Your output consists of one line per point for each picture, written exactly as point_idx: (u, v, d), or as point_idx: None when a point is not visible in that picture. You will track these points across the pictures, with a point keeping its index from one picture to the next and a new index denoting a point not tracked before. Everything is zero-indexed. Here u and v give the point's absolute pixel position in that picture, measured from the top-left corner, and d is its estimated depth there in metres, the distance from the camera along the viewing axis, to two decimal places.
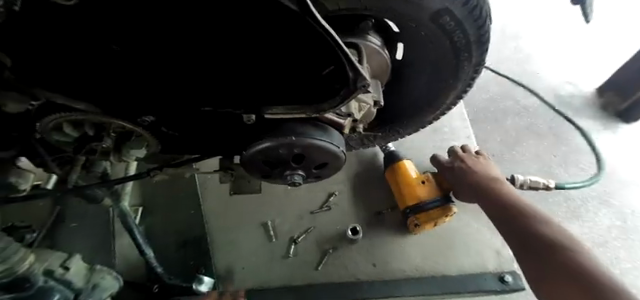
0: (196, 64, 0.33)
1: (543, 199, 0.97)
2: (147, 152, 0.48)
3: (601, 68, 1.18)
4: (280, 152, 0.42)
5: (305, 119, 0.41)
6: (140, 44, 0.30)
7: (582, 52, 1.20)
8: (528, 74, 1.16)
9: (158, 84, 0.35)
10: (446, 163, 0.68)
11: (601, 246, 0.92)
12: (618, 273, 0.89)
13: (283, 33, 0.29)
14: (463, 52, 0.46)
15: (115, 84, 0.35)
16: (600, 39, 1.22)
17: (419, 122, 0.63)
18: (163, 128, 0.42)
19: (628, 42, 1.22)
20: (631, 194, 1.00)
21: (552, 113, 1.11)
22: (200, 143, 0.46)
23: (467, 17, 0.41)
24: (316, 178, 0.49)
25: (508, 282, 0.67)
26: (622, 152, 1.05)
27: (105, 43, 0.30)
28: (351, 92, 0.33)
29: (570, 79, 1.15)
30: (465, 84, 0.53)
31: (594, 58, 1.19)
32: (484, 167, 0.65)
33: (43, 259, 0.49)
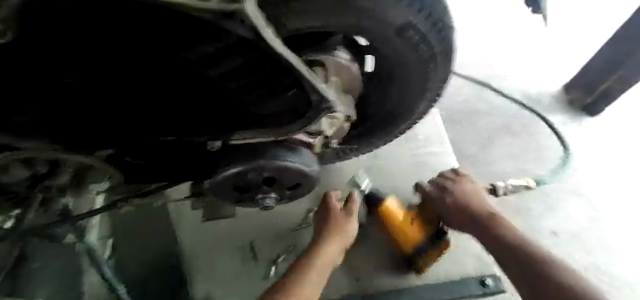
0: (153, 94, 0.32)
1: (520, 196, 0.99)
2: (110, 184, 0.45)
3: (564, 66, 1.23)
4: (249, 176, 0.40)
5: (273, 141, 0.40)
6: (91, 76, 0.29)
7: (547, 51, 1.24)
8: (498, 75, 1.20)
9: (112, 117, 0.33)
10: (433, 194, 0.62)
11: (574, 237, 0.95)
12: (592, 262, 0.93)
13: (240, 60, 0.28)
14: (429, 63, 0.46)
15: (64, 121, 0.33)
16: (562, 37, 1.28)
17: (392, 133, 0.63)
18: (125, 158, 0.40)
19: (587, 40, 1.28)
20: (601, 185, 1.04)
21: (522, 111, 1.14)
22: (167, 171, 0.44)
23: (431, 30, 0.41)
24: (290, 199, 0.48)
25: (489, 286, 0.67)
26: (591, 145, 1.09)
27: (52, 78, 0.28)
28: (316, 114, 0.32)
29: (537, 78, 1.20)
30: (434, 94, 0.54)
31: (558, 57, 1.24)
32: (472, 196, 0.61)
33: None
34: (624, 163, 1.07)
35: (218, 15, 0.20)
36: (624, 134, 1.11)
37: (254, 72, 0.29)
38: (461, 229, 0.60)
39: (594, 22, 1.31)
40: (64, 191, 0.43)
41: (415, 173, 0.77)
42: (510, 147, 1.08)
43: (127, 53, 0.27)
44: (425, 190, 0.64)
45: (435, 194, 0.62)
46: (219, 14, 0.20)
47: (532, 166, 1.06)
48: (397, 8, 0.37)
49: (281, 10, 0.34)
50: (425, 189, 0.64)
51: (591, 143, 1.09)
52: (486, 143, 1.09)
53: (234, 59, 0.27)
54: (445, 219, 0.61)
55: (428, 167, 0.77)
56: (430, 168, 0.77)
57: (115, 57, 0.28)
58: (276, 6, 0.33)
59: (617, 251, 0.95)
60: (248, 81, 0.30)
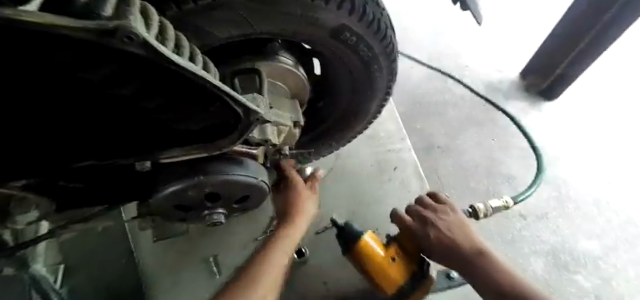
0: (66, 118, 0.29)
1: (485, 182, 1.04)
2: (40, 213, 0.42)
3: (520, 54, 1.27)
4: (190, 194, 0.38)
5: (214, 155, 0.38)
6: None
7: (504, 41, 1.29)
8: (459, 66, 1.23)
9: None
10: (417, 230, 0.58)
11: (539, 219, 0.99)
12: (558, 240, 0.97)
13: None
14: (372, 64, 0.46)
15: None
16: (515, 27, 1.32)
17: (348, 135, 0.63)
18: (52, 185, 0.37)
19: (539, 28, 1.33)
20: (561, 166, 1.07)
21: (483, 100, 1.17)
22: (104, 193, 0.41)
23: (367, 32, 0.40)
24: (243, 211, 0.46)
25: (454, 278, 0.68)
26: (551, 128, 1.13)
27: None
28: (246, 127, 0.31)
29: (496, 67, 1.23)
30: (384, 93, 0.53)
31: (513, 45, 1.28)
32: (456, 228, 0.57)
33: None
34: (581, 143, 1.11)
35: (95, 35, 0.18)
36: (580, 115, 1.16)
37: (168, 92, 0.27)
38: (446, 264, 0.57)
39: (545, 11, 1.37)
40: None
41: (378, 171, 0.76)
42: (475, 136, 1.11)
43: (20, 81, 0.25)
44: (406, 222, 0.59)
45: (417, 228, 0.58)
46: (93, 33, 0.18)
47: (498, 152, 1.09)
48: (327, 12, 0.36)
49: (202, 20, 0.33)
50: (406, 222, 0.59)
51: (550, 127, 1.13)
52: (453, 135, 1.10)
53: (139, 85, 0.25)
54: (430, 254, 0.57)
55: (391, 164, 0.77)
56: (392, 165, 0.77)
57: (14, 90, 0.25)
58: (196, 15, 0.33)
59: (580, 228, 0.99)
60: (165, 100, 0.27)
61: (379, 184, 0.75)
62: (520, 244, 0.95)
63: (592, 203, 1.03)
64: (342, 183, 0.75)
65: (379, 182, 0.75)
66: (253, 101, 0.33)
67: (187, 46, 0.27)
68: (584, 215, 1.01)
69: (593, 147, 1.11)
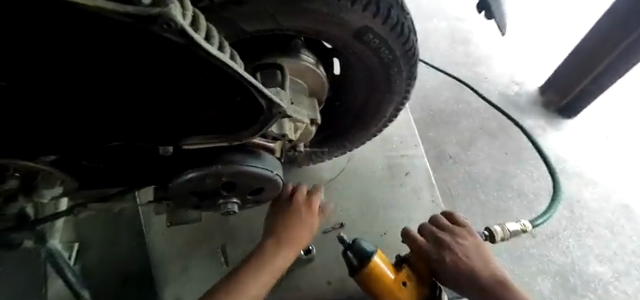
0: (98, 101, 0.31)
1: (495, 195, 1.03)
2: (63, 190, 0.44)
3: (540, 70, 1.26)
4: (207, 182, 0.39)
5: (234, 146, 0.40)
6: (27, 83, 0.28)
7: (526, 54, 1.29)
8: (478, 76, 1.23)
9: (49, 126, 0.31)
10: (432, 252, 0.58)
11: (549, 237, 0.98)
12: (567, 261, 0.95)
13: (180, 64, 0.28)
14: (392, 67, 0.46)
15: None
16: (536, 43, 1.31)
17: (362, 136, 0.63)
18: (80, 162, 0.38)
19: (561, 44, 1.32)
20: (576, 185, 1.05)
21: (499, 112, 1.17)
22: (124, 175, 0.43)
23: (390, 36, 0.41)
24: (256, 204, 0.47)
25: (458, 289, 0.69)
26: (568, 146, 1.11)
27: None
28: (267, 120, 0.32)
29: (515, 80, 1.23)
30: (402, 97, 0.54)
31: (532, 61, 1.27)
32: (473, 252, 0.58)
33: None
34: (598, 164, 1.09)
35: (136, 18, 0.19)
36: (599, 135, 1.14)
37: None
38: (459, 288, 0.58)
39: (570, 26, 1.36)
40: (14, 197, 0.42)
41: (390, 175, 0.77)
42: (489, 148, 1.10)
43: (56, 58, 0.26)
44: (420, 243, 0.60)
45: (432, 250, 0.59)
46: (136, 17, 0.19)
47: (511, 166, 1.08)
48: (352, 14, 0.37)
49: (231, 12, 0.34)
50: (420, 243, 0.60)
51: (567, 145, 1.11)
52: (466, 146, 1.10)
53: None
54: (444, 278, 0.58)
55: (403, 169, 0.77)
56: (404, 170, 0.77)
57: (47, 67, 0.27)
58: (227, 6, 0.34)
59: (591, 250, 0.97)
60: None
61: (389, 188, 0.75)
62: (527, 261, 0.93)
63: (605, 225, 1.01)
64: (352, 184, 0.76)
65: (389, 186, 0.75)
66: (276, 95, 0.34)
67: (216, 36, 0.28)
68: (597, 236, 0.99)
69: (611, 169, 1.09)
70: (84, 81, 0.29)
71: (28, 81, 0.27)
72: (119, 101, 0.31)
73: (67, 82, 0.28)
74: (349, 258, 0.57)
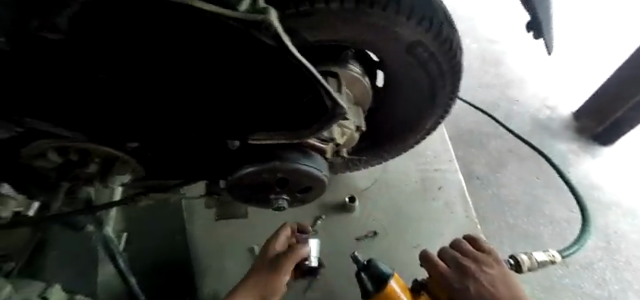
0: (182, 93, 0.35)
1: (528, 219, 1.08)
2: (132, 177, 0.48)
3: (571, 97, 1.39)
4: (263, 177, 0.42)
5: (291, 144, 0.43)
6: (127, 73, 0.32)
7: (558, 76, 1.43)
8: (510, 100, 1.36)
9: (136, 114, 0.36)
10: (454, 280, 0.56)
11: (586, 266, 1.09)
12: (607, 295, 1.06)
13: (258, 67, 0.32)
14: (437, 81, 0.49)
15: (94, 118, 0.36)
16: (567, 69, 1.45)
17: (400, 147, 0.65)
18: (150, 153, 0.43)
19: (590, 72, 1.45)
20: (611, 216, 1.18)
21: (532, 135, 1.29)
22: (184, 167, 0.47)
23: (438, 50, 0.44)
24: (300, 203, 0.49)
25: None
26: (608, 177, 1.25)
27: (91, 71, 0.31)
28: (330, 120, 0.35)
29: (548, 103, 1.37)
30: (443, 110, 0.56)
31: (564, 88, 1.41)
32: (499, 282, 0.56)
33: (21, 289, 0.52)
34: (627, 191, 1.24)
35: (243, 22, 0.24)
36: (627, 165, 1.28)
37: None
38: None
39: (598, 55, 1.48)
40: (90, 181, 0.47)
41: (423, 188, 0.77)
42: (519, 172, 1.15)
43: (155, 55, 0.30)
44: (442, 269, 0.58)
45: (454, 278, 0.57)
46: (243, 22, 0.24)
47: (541, 190, 1.13)
48: (407, 26, 0.40)
49: (297, 23, 0.37)
50: (442, 269, 0.58)
51: (607, 176, 1.25)
52: (497, 165, 1.16)
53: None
54: None
55: (438, 183, 0.78)
56: (438, 184, 0.78)
57: (149, 62, 0.31)
58: (294, 18, 0.37)
59: (630, 284, 1.08)
60: None
61: (423, 200, 0.75)
62: (559, 290, 1.04)
63: None
64: (386, 194, 0.77)
65: (423, 198, 0.76)
66: None
67: None
68: (634, 269, 1.10)
69: (631, 191, 1.24)
70: (174, 76, 0.33)
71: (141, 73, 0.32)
72: (197, 95, 0.35)
73: (161, 76, 0.33)
74: (364, 281, 0.55)
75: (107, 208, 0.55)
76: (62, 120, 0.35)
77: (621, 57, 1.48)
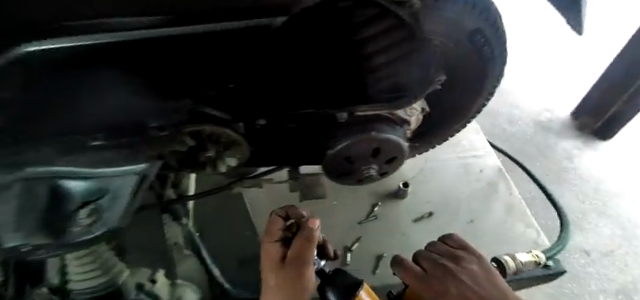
0: (308, 80, 0.42)
1: (546, 212, 1.16)
2: (239, 160, 0.55)
3: (565, 99, 1.51)
4: (361, 147, 0.51)
5: (382, 117, 0.51)
6: (274, 66, 0.39)
7: (550, 83, 1.55)
8: (509, 106, 1.47)
9: (272, 94, 0.41)
10: (420, 275, 0.56)
11: (607, 254, 1.16)
12: (630, 280, 1.12)
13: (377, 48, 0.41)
14: (487, 65, 0.58)
15: (238, 102, 0.40)
16: (558, 75, 1.57)
17: (447, 132, 0.73)
18: (268, 135, 0.51)
19: (579, 76, 1.58)
20: (621, 205, 1.28)
21: (536, 136, 1.40)
22: (287, 147, 0.54)
23: (494, 34, 0.54)
24: (383, 174, 0.57)
25: (551, 267, 0.71)
26: (612, 170, 1.35)
27: (247, 62, 0.38)
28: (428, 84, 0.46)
29: (546, 107, 1.48)
30: (488, 92, 0.64)
31: (558, 92, 1.53)
32: (467, 274, 0.56)
33: (135, 273, 0.58)
34: (632, 180, 1.34)
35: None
36: (627, 158, 1.39)
37: (393, 50, 0.41)
38: None
39: (584, 60, 1.63)
40: (204, 166, 0.54)
41: (464, 174, 0.86)
42: None
43: (308, 44, 0.39)
44: (418, 272, 0.57)
45: (433, 279, 0.55)
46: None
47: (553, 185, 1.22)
48: (475, 17, 0.50)
49: None
50: (418, 272, 0.57)
51: (611, 169, 1.35)
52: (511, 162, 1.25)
53: (381, 41, 0.40)
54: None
55: (477, 167, 0.87)
56: (478, 168, 0.87)
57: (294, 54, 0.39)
58: None
59: None
60: (386, 61, 0.42)
61: (465, 184, 0.84)
62: (586, 281, 1.10)
63: None
64: (430, 182, 0.84)
65: (464, 182, 0.84)
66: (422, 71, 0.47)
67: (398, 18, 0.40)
68: None
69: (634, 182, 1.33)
70: (307, 65, 0.41)
71: (284, 64, 0.40)
72: (324, 74, 0.42)
73: (297, 65, 0.41)
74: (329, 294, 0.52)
75: (200, 197, 0.60)
76: (213, 103, 0.39)
77: (604, 61, 1.63)
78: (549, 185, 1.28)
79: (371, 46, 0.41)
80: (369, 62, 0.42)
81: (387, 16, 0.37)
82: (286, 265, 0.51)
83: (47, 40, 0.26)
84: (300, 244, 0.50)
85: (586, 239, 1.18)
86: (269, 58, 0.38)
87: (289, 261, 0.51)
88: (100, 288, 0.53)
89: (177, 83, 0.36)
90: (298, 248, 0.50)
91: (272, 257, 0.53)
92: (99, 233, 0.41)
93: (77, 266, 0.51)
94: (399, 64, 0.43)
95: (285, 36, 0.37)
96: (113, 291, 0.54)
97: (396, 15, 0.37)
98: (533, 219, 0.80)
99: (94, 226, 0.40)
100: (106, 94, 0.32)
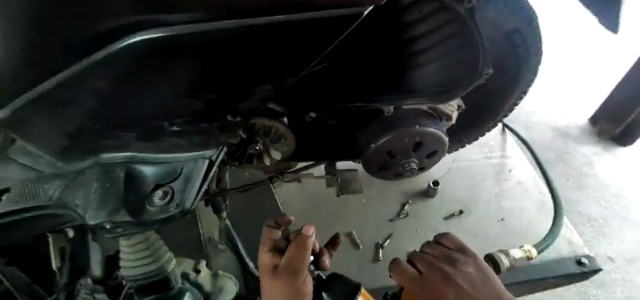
0: (363, 72, 0.46)
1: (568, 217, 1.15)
2: (282, 154, 0.57)
3: (584, 105, 1.51)
4: (405, 140, 0.53)
5: (425, 112, 0.54)
6: (334, 57, 0.44)
7: (568, 89, 1.55)
8: (526, 112, 1.47)
9: (329, 88, 0.46)
10: (416, 278, 0.49)
11: (632, 260, 1.14)
12: None
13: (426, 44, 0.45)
14: (522, 66, 0.60)
15: (301, 94, 0.47)
16: (576, 81, 1.57)
17: (478, 132, 0.75)
18: (315, 131, 0.55)
19: (597, 82, 1.58)
20: None
21: (555, 142, 1.40)
22: (332, 139, 0.57)
23: (531, 35, 0.55)
24: (422, 169, 0.59)
25: (585, 264, 0.73)
26: (634, 176, 1.34)
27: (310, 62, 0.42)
28: (477, 79, 0.45)
29: (565, 114, 1.48)
30: (521, 92, 0.65)
31: (577, 98, 1.53)
32: (470, 280, 0.48)
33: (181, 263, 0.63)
34: None
35: None
36: None
37: (440, 47, 0.44)
38: None
39: (603, 67, 1.62)
40: (250, 160, 0.56)
41: (492, 174, 0.87)
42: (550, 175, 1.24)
43: (367, 40, 0.44)
44: (412, 275, 0.49)
45: (429, 283, 0.48)
46: None
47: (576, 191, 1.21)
48: (514, 17, 0.51)
49: None
50: (414, 275, 0.49)
51: (633, 175, 1.34)
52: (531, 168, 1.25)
53: (431, 39, 0.44)
54: None
55: (504, 167, 0.89)
56: (507, 168, 0.88)
57: (356, 49, 0.44)
58: None
59: None
60: (434, 56, 0.46)
61: (492, 184, 0.85)
62: (612, 287, 1.07)
63: None
64: (458, 182, 0.85)
65: (491, 183, 0.86)
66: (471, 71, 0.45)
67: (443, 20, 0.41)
68: None
69: None
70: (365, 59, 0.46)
71: (345, 58, 0.45)
72: (377, 71, 0.47)
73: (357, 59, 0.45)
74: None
75: (240, 191, 0.62)
76: (280, 98, 0.46)
77: (624, 66, 1.62)
78: (570, 190, 1.28)
79: (421, 44, 0.45)
80: (418, 59, 0.47)
81: (440, 13, 0.40)
82: (276, 273, 0.43)
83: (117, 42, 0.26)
84: (291, 252, 0.42)
85: (610, 245, 1.17)
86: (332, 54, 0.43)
87: (283, 267, 0.43)
88: (152, 275, 0.55)
89: (236, 87, 0.35)
90: (294, 254, 0.42)
91: (264, 265, 0.44)
92: (176, 212, 0.41)
93: (131, 253, 0.54)
94: (444, 61, 0.46)
95: (351, 35, 0.43)
96: (162, 279, 0.56)
97: (447, 12, 0.39)
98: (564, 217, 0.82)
99: (171, 205, 0.41)
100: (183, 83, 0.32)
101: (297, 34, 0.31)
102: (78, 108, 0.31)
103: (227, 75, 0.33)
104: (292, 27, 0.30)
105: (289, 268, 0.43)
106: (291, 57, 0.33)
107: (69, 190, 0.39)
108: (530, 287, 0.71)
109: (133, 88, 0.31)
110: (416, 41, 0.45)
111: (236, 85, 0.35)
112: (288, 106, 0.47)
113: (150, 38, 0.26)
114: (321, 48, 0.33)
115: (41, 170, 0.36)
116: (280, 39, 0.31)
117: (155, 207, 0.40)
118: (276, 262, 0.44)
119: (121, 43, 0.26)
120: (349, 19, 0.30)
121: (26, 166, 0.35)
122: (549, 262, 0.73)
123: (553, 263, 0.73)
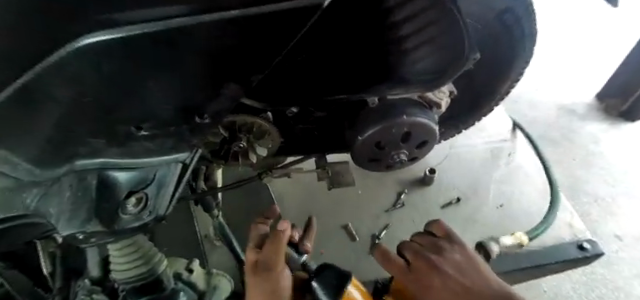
0: (344, 63, 0.45)
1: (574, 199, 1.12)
2: (268, 150, 0.55)
3: (590, 81, 1.46)
4: (393, 131, 0.51)
5: (412, 101, 0.51)
6: (316, 49, 0.43)
7: (573, 65, 1.50)
8: (531, 91, 1.43)
9: (309, 81, 0.45)
10: (404, 270, 0.48)
11: None
12: None
13: (407, 29, 0.43)
14: (519, 45, 0.56)
15: (281, 88, 0.45)
16: (581, 56, 1.52)
17: (475, 117, 0.72)
18: (301, 124, 0.53)
19: (603, 56, 1.52)
20: None
21: (560, 120, 1.36)
22: (319, 134, 0.56)
23: (525, 16, 0.51)
24: (413, 160, 0.57)
25: (587, 249, 0.72)
26: None
27: (295, 54, 0.43)
28: (462, 64, 0.41)
29: (569, 91, 1.43)
30: (517, 74, 0.62)
31: (582, 74, 1.48)
32: (459, 268, 0.46)
33: (174, 264, 0.62)
34: None
35: None
36: None
37: (424, 33, 0.42)
38: None
39: (608, 41, 1.56)
40: (236, 157, 0.54)
41: (491, 159, 0.85)
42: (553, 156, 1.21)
43: (347, 30, 0.42)
44: (400, 265, 0.48)
45: (419, 274, 0.46)
46: None
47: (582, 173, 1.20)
48: None
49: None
50: (402, 265, 0.48)
51: None
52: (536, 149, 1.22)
53: (413, 25, 0.42)
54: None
55: (503, 152, 0.86)
56: (506, 152, 0.86)
57: (338, 40, 0.43)
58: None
59: None
60: (416, 43, 0.43)
61: (491, 169, 0.83)
62: (619, 267, 1.05)
63: None
64: (456, 168, 0.83)
65: (490, 168, 0.84)
66: (454, 54, 0.41)
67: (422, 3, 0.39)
68: None
69: None
70: (346, 48, 0.44)
71: (327, 49, 0.43)
72: (359, 58, 0.45)
73: (338, 49, 0.44)
74: (317, 293, 0.45)
75: (227, 190, 0.61)
76: (256, 93, 0.44)
77: (630, 39, 1.56)
78: (576, 169, 1.25)
79: (405, 29, 0.43)
80: (403, 45, 0.44)
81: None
82: (260, 272, 0.43)
83: (71, 44, 0.26)
84: (268, 247, 0.42)
85: (618, 224, 1.14)
86: (314, 44, 0.42)
87: (263, 263, 0.43)
88: (144, 276, 0.55)
89: (202, 87, 0.33)
90: (272, 251, 0.42)
91: (249, 261, 0.45)
92: (149, 220, 0.40)
93: (119, 256, 0.53)
94: (431, 46, 0.43)
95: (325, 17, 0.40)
96: (155, 279, 0.56)
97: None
98: (565, 200, 0.80)
99: (144, 212, 0.40)
100: (151, 84, 0.31)
101: (257, 29, 0.29)
102: (45, 112, 0.30)
103: (189, 74, 0.31)
104: (252, 23, 0.28)
105: (267, 263, 0.43)
106: (258, 54, 0.31)
107: (47, 198, 0.35)
108: (531, 274, 0.70)
109: (98, 93, 0.30)
110: (398, 27, 0.43)
111: (204, 85, 0.33)
112: (268, 101, 0.44)
113: (105, 40, 0.26)
114: (286, 44, 0.31)
115: (19, 179, 0.32)
116: (241, 34, 0.29)
117: (129, 213, 0.39)
118: (258, 259, 0.44)
119: (76, 44, 0.26)
120: (314, 8, 0.28)
121: (4, 174, 0.31)
122: (551, 248, 0.71)
123: (556, 250, 0.71)
